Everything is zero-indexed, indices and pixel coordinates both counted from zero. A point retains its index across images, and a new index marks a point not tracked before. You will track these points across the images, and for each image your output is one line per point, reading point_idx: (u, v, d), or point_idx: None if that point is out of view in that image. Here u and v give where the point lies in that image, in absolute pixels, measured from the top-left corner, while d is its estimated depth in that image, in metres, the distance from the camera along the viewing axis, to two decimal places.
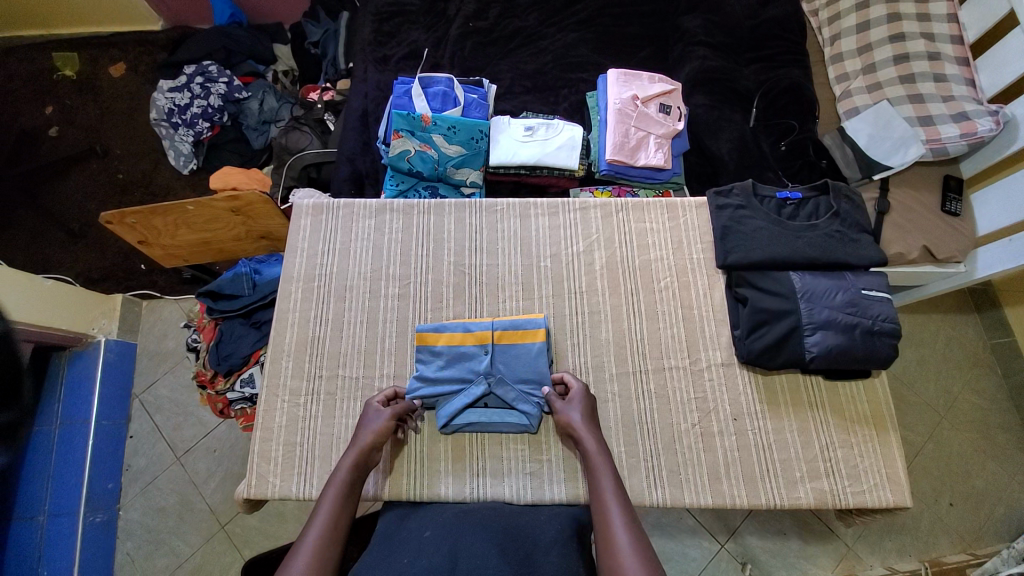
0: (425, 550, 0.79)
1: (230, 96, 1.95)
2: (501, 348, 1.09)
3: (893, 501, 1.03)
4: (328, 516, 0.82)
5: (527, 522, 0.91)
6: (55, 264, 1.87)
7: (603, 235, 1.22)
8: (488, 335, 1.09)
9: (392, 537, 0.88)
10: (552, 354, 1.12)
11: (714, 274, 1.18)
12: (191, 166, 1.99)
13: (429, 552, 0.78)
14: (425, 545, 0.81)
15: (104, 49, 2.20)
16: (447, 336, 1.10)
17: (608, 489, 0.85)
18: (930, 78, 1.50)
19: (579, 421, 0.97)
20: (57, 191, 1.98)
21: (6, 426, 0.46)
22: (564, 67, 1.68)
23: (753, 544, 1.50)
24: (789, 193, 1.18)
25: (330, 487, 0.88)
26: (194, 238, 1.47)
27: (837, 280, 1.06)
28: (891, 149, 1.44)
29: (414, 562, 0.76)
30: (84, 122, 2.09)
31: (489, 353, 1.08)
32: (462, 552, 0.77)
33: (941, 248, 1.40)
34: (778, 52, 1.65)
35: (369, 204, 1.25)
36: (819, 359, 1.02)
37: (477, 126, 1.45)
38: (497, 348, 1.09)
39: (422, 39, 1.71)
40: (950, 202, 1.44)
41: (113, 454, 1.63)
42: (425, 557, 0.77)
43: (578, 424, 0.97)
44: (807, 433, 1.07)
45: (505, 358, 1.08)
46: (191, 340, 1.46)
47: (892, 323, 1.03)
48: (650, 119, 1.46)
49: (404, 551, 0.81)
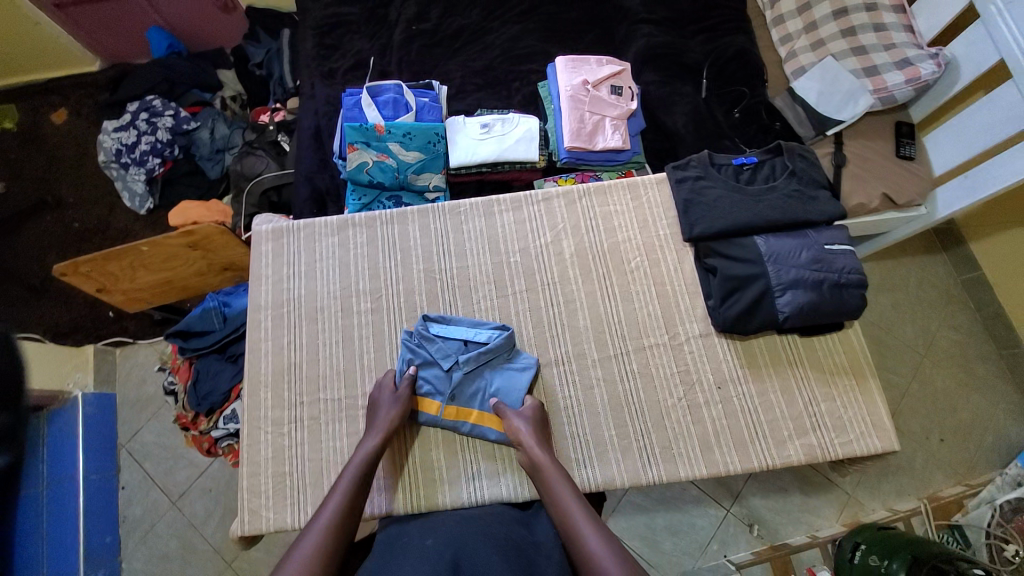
0: (427, 555, 0.79)
1: (178, 129, 1.90)
2: (441, 379, 1.08)
3: (881, 446, 1.05)
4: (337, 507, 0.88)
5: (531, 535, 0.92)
6: (19, 323, 1.80)
7: (569, 222, 1.22)
8: (437, 407, 1.07)
9: (390, 548, 0.87)
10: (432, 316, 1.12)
11: (681, 248, 1.19)
12: (148, 206, 1.94)
13: (432, 559, 0.77)
14: (427, 553, 0.80)
15: (40, 95, 2.13)
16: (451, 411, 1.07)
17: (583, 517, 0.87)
18: (870, 29, 1.52)
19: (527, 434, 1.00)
20: (11, 247, 1.91)
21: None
22: (513, 59, 1.67)
23: (757, 504, 1.52)
24: (745, 158, 1.19)
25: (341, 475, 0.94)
26: (155, 279, 1.43)
27: (801, 238, 1.08)
28: (841, 103, 1.46)
29: (417, 569, 0.75)
30: (30, 174, 2.02)
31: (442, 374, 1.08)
32: (464, 560, 0.78)
33: (901, 194, 1.42)
34: (721, 20, 1.67)
35: (329, 221, 1.23)
36: (792, 318, 1.04)
37: (433, 129, 1.44)
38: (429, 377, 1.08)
39: (366, 48, 1.69)
40: (904, 146, 1.46)
41: (106, 508, 1.58)
42: (427, 564, 0.76)
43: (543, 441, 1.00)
44: (790, 393, 1.08)
45: (451, 353, 1.09)
46: (168, 384, 1.42)
47: (858, 275, 1.05)
48: (603, 102, 1.46)
49: (405, 562, 0.79)
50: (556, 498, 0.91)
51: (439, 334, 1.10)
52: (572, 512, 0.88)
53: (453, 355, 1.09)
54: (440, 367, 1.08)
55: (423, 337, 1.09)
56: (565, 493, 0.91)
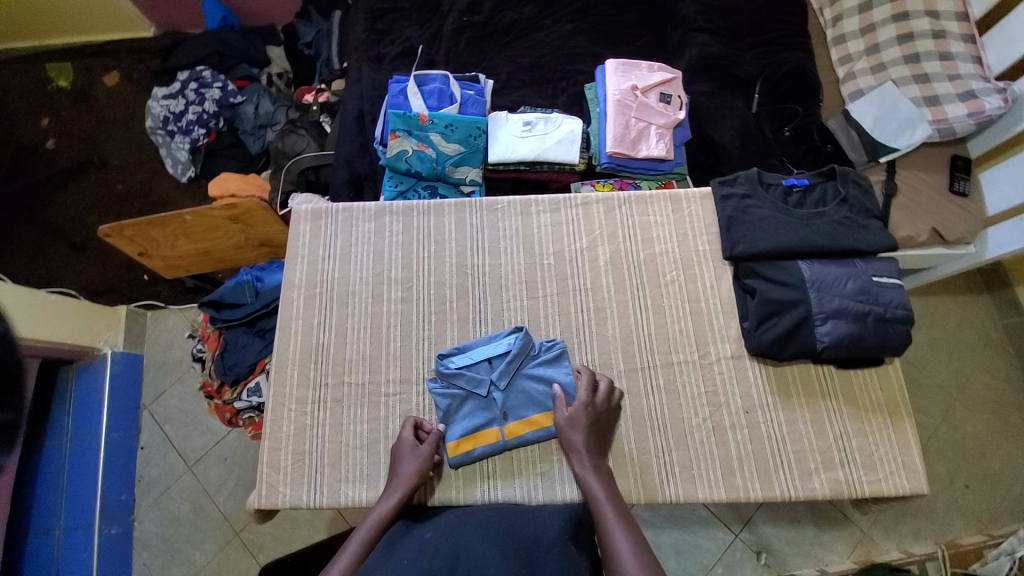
0: (427, 549, 0.82)
1: (224, 102, 1.94)
2: (487, 407, 1.06)
3: (910, 488, 1.02)
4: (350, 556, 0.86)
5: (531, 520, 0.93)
6: (59, 278, 1.87)
7: (607, 229, 1.20)
8: (498, 433, 1.04)
9: (400, 539, 0.88)
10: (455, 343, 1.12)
11: (720, 265, 1.16)
12: (189, 174, 1.97)
13: (430, 554, 0.79)
14: (426, 547, 0.83)
15: (96, 57, 2.19)
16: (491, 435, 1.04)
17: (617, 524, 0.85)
18: (935, 57, 1.47)
19: (569, 438, 0.98)
20: (57, 203, 1.98)
21: None
22: (562, 59, 1.65)
23: (767, 532, 1.49)
24: (795, 180, 1.16)
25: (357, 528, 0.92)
26: (193, 248, 1.47)
27: (847, 267, 1.05)
28: (897, 131, 1.42)
29: (415, 562, 0.78)
30: (80, 134, 2.08)
31: (475, 399, 1.06)
32: (462, 554, 0.79)
33: (951, 229, 1.37)
34: (779, 35, 1.62)
35: (368, 207, 1.24)
36: (830, 349, 1.01)
37: (475, 123, 1.43)
38: (464, 410, 1.06)
39: (416, 36, 1.69)
40: (957, 181, 1.41)
41: (125, 466, 1.63)
42: (425, 559, 0.78)
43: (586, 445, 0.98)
44: (820, 424, 1.06)
45: (483, 377, 1.06)
46: (196, 350, 1.45)
47: (904, 310, 1.02)
48: (650, 109, 1.44)
49: (406, 553, 0.81)
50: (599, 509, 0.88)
51: (462, 365, 1.07)
52: (607, 517, 0.86)
53: (486, 380, 1.06)
54: (477, 395, 1.06)
55: (447, 374, 1.06)
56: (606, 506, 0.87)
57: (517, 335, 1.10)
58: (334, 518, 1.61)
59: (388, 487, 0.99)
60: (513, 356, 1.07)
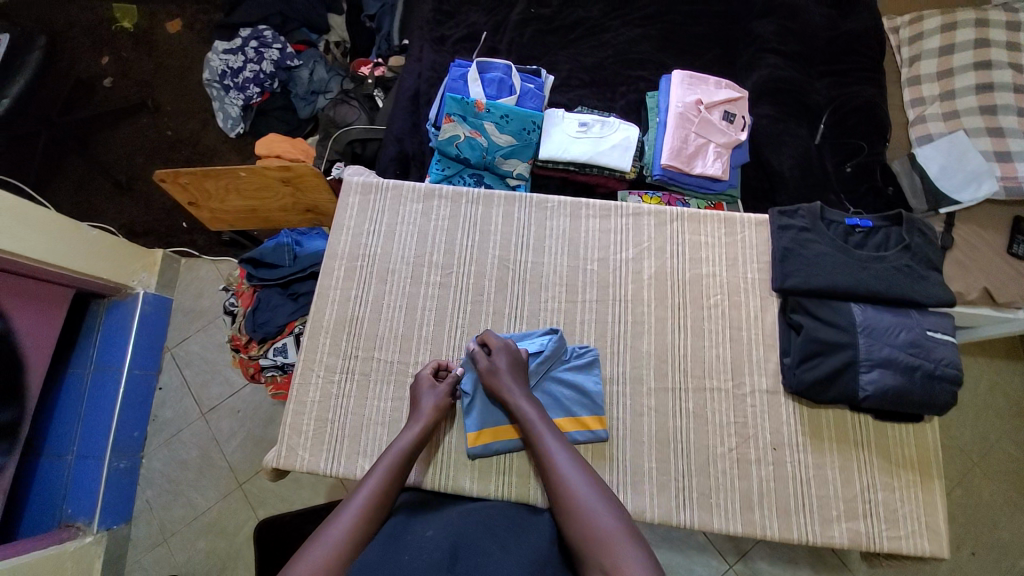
0: (425, 547, 0.80)
1: (281, 64, 1.94)
2: None
3: (930, 551, 0.99)
4: (373, 487, 0.88)
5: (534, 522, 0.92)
6: (100, 213, 1.90)
7: (655, 243, 1.19)
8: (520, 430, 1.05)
9: (396, 540, 0.82)
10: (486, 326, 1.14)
11: (767, 296, 1.14)
12: (238, 130, 1.98)
13: (431, 549, 0.78)
14: (427, 543, 0.81)
15: (163, 4, 2.22)
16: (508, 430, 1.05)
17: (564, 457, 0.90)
18: (1012, 112, 1.41)
19: (504, 371, 1.01)
20: (108, 141, 2.01)
21: None
22: (625, 63, 1.63)
23: (762, 568, 1.45)
24: (858, 221, 1.13)
25: (381, 457, 0.94)
26: (241, 205, 1.48)
27: (901, 317, 1.02)
28: (962, 182, 1.37)
29: (415, 558, 0.76)
30: (137, 76, 2.11)
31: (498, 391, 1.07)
32: (463, 553, 0.78)
33: (1004, 292, 1.30)
34: (852, 67, 1.57)
35: (418, 188, 1.24)
36: (872, 399, 0.98)
37: (531, 117, 1.41)
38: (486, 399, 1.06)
39: (481, 22, 1.68)
40: (1017, 244, 1.34)
41: (142, 404, 1.66)
42: (426, 554, 0.77)
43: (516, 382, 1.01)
44: (849, 472, 1.03)
45: None
46: (229, 304, 1.47)
47: (954, 369, 0.98)
48: (712, 126, 1.41)
49: (405, 549, 0.79)
50: (553, 467, 0.88)
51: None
52: (554, 452, 0.90)
53: None
54: None
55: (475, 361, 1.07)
56: (565, 463, 0.88)
57: (551, 337, 1.09)
58: (334, 486, 1.63)
59: (411, 420, 1.01)
60: (546, 357, 1.06)
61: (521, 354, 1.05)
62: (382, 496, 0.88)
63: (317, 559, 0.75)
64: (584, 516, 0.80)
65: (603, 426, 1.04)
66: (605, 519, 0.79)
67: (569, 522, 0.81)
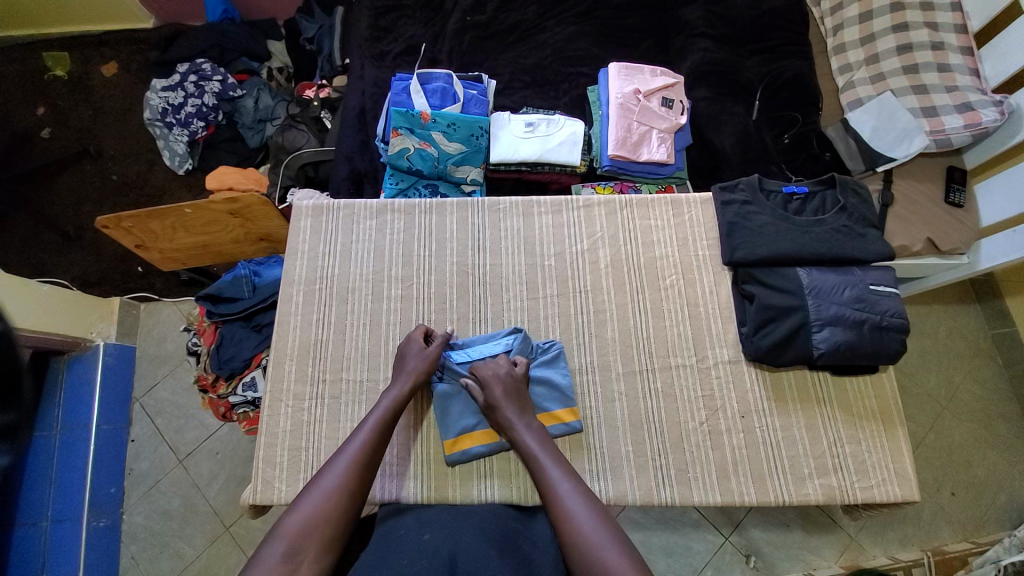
0: (425, 550, 0.80)
1: (224, 95, 1.92)
2: None
3: (901, 495, 1.03)
4: (364, 442, 0.90)
5: (525, 527, 0.93)
6: (50, 267, 1.84)
7: (607, 232, 1.21)
8: (495, 433, 1.06)
9: (388, 535, 0.87)
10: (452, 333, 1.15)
11: (719, 270, 1.18)
12: (186, 166, 1.96)
13: (429, 554, 0.78)
14: (424, 546, 0.82)
15: (95, 48, 2.17)
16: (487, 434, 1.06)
17: (562, 476, 0.87)
18: (933, 69, 1.48)
19: (502, 401, 1.00)
20: (51, 193, 1.95)
21: (6, 428, 0.48)
22: (564, 61, 1.66)
23: (756, 536, 1.48)
24: (796, 188, 1.17)
25: (369, 414, 0.96)
26: (192, 242, 1.46)
27: (845, 275, 1.06)
28: (896, 139, 1.42)
29: (415, 562, 0.76)
30: (77, 123, 2.05)
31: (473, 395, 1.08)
32: (462, 556, 0.78)
33: (944, 240, 1.37)
34: (781, 43, 1.63)
35: (369, 204, 1.24)
36: (827, 356, 1.02)
37: (478, 122, 1.41)
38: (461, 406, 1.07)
39: (419, 34, 1.69)
40: (953, 192, 1.41)
41: (115, 458, 1.61)
42: (424, 558, 0.77)
43: (515, 413, 0.99)
44: (815, 430, 1.07)
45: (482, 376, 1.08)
46: (192, 344, 1.45)
47: (900, 319, 1.03)
48: (652, 113, 1.45)
49: (402, 551, 0.80)
50: (552, 487, 0.86)
51: (464, 363, 1.09)
52: (553, 473, 0.88)
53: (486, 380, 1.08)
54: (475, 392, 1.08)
55: (446, 368, 1.08)
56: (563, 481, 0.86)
57: (515, 337, 1.11)
58: None
59: (395, 381, 1.02)
60: (513, 358, 1.08)
61: (516, 378, 1.04)
62: (373, 449, 0.90)
63: (308, 511, 0.78)
64: (582, 536, 0.77)
65: (576, 417, 1.06)
66: (602, 539, 0.75)
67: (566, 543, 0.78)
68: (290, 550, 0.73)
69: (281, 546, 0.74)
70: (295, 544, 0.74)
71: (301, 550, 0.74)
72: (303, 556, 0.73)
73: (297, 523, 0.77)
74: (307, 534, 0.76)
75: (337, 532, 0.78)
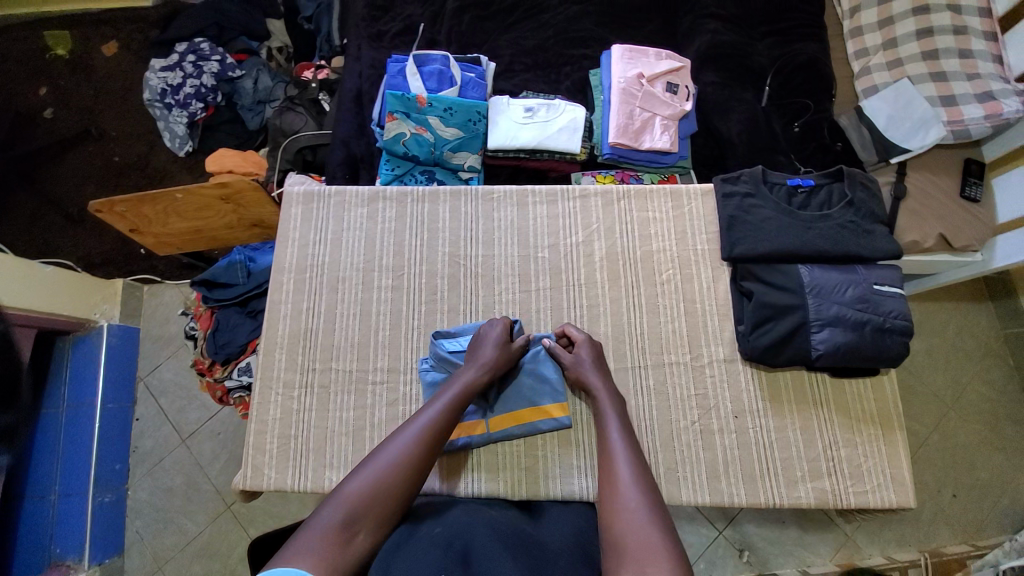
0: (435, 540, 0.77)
1: (223, 75, 1.88)
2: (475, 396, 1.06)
3: (897, 501, 1.01)
4: (433, 418, 0.88)
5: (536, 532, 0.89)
6: (54, 246, 1.85)
7: (604, 224, 1.18)
8: (483, 425, 1.05)
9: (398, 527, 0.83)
10: (442, 323, 1.13)
11: (718, 265, 1.15)
12: (186, 148, 1.94)
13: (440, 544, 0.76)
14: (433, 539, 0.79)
15: (95, 26, 2.14)
16: (475, 427, 1.05)
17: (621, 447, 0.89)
18: (954, 55, 1.40)
19: (589, 367, 1.02)
20: (54, 173, 1.95)
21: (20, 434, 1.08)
22: (567, 42, 1.60)
23: (750, 531, 1.47)
24: (801, 180, 1.13)
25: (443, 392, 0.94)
26: (186, 226, 1.45)
27: (847, 273, 1.03)
28: (911, 130, 1.36)
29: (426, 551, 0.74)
30: (79, 103, 2.04)
31: None
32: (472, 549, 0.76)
33: (958, 237, 1.31)
34: (794, 25, 1.56)
35: (361, 192, 1.22)
36: (826, 357, 1.00)
37: (475, 107, 1.39)
38: None
39: (417, 14, 1.63)
40: (969, 187, 1.35)
41: (119, 437, 1.62)
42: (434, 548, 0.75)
43: (594, 376, 1.01)
44: (810, 433, 1.05)
45: None
46: (189, 329, 1.44)
47: (903, 321, 1.00)
48: (656, 99, 1.40)
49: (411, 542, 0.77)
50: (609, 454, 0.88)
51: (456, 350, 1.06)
52: (612, 442, 0.90)
53: None
54: None
55: (439, 358, 1.06)
56: (619, 450, 0.88)
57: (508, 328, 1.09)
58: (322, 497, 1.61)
59: (472, 363, 1.01)
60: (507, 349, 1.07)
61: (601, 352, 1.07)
62: (441, 426, 0.89)
63: (368, 481, 0.78)
64: (619, 508, 0.78)
65: (565, 413, 1.06)
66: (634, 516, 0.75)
67: (607, 504, 0.80)
68: (347, 519, 0.72)
69: (338, 514, 0.72)
70: (352, 513, 0.73)
71: (358, 520, 0.73)
72: (359, 527, 0.72)
73: (355, 489, 0.76)
74: (364, 504, 0.75)
75: (390, 508, 0.77)
